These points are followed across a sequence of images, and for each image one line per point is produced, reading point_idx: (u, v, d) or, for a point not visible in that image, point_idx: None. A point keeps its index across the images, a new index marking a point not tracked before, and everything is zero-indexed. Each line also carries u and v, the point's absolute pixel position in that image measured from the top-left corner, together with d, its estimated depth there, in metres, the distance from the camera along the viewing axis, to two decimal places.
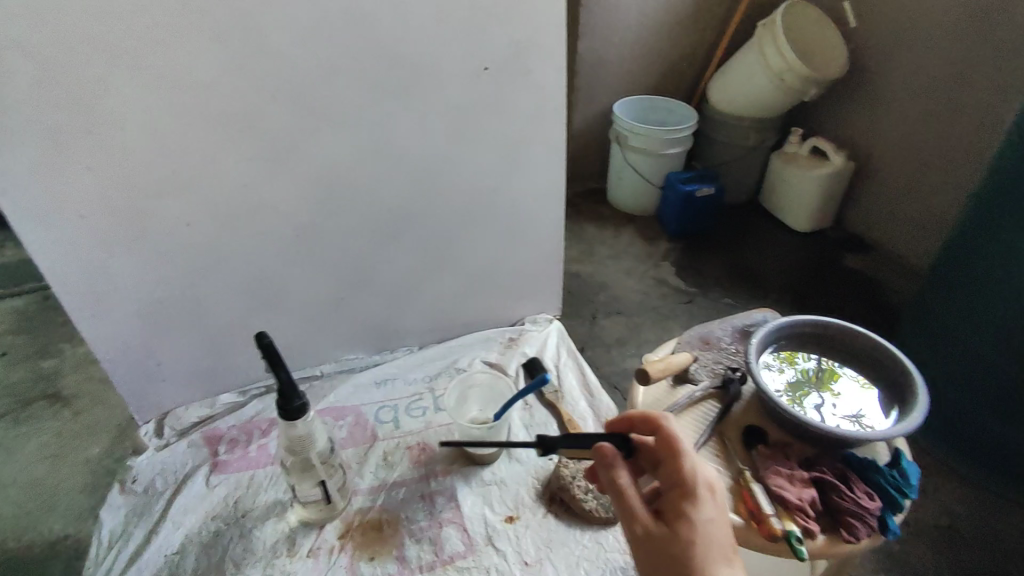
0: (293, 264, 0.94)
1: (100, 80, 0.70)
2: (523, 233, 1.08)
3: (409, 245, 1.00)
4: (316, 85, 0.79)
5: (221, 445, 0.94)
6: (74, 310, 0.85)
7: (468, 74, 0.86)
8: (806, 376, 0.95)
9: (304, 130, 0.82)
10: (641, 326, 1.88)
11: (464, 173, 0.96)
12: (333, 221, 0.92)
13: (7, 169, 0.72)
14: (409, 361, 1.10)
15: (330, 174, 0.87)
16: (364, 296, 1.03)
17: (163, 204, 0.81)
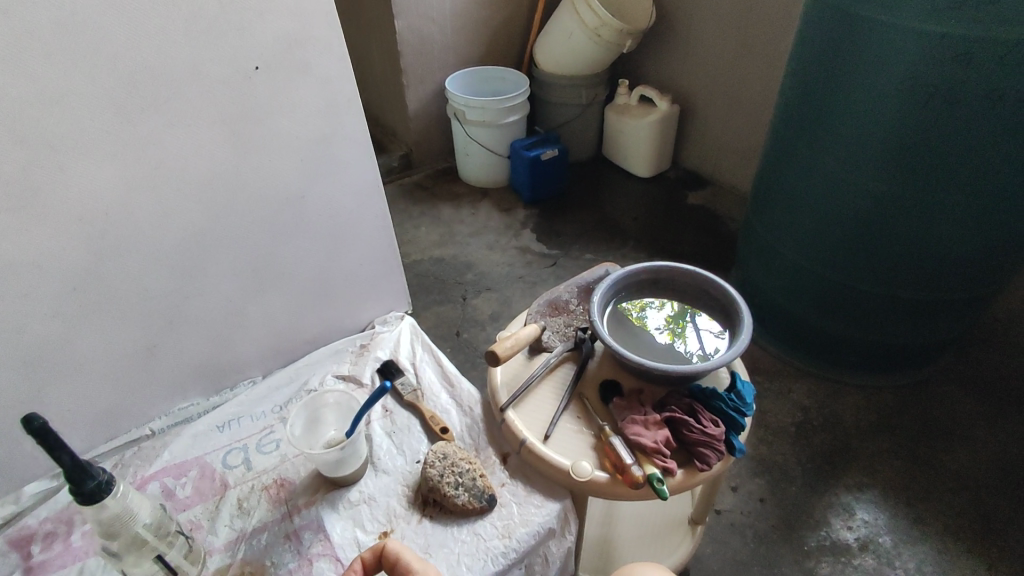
0: (80, 320, 0.81)
1: None
2: (346, 234, 1.03)
3: (220, 271, 0.91)
4: (51, 117, 0.68)
5: (34, 544, 0.81)
6: None
7: (237, 77, 0.78)
8: (671, 317, 0.99)
9: (47, 169, 0.70)
10: (512, 298, 1.89)
11: (260, 183, 0.88)
12: (117, 264, 0.81)
13: None
14: (252, 395, 1.01)
15: (96, 212, 0.76)
16: (181, 336, 0.93)
17: None
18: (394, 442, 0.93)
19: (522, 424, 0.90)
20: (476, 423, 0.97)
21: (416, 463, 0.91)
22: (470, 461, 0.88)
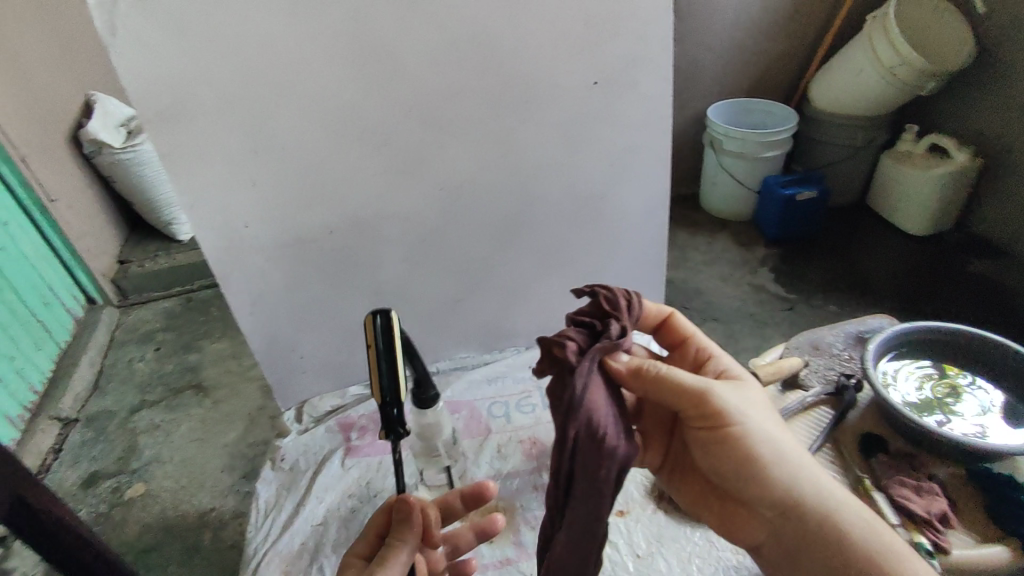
0: (420, 266, 1.03)
1: (266, 107, 0.82)
2: (625, 237, 1.13)
3: (521, 249, 1.08)
4: (444, 105, 0.89)
5: (353, 431, 1.04)
6: (236, 308, 0.98)
7: (578, 87, 0.93)
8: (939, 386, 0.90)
9: (433, 147, 0.92)
10: (738, 332, 1.84)
11: (570, 180, 1.02)
12: (454, 228, 1.01)
13: (198, 187, 0.85)
14: (517, 360, 1.16)
15: (454, 185, 0.97)
16: (479, 296, 1.11)
17: (316, 214, 0.93)
18: None
19: None
20: None
21: None
22: None
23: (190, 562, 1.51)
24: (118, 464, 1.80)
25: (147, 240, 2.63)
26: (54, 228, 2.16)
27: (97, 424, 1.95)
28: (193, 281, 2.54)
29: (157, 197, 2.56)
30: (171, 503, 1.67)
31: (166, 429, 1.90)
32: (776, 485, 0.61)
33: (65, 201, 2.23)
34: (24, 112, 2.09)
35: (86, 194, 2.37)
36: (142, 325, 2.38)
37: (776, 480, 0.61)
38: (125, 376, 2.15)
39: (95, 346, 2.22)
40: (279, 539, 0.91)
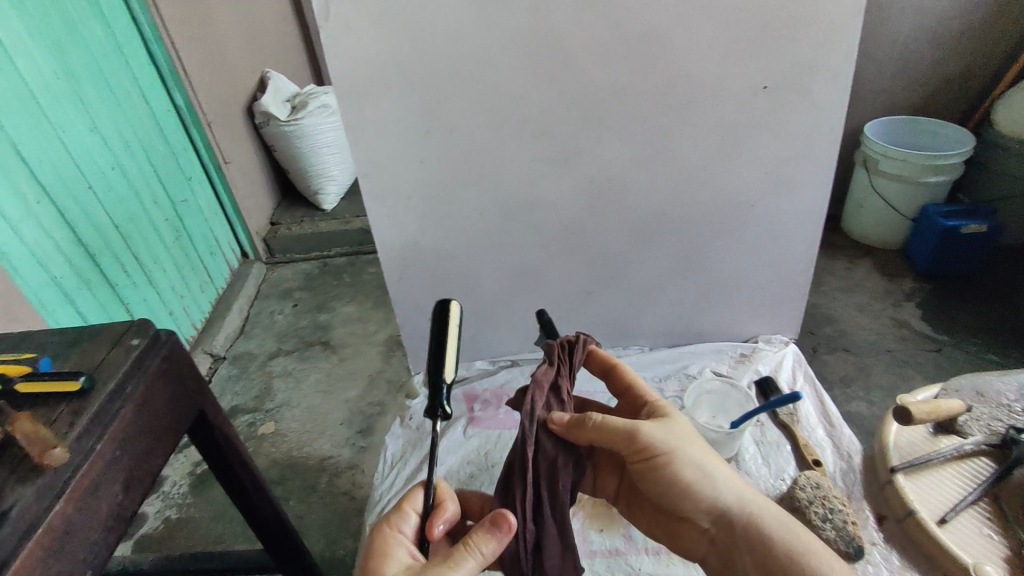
0: (558, 255, 1.07)
1: (442, 91, 0.88)
2: (769, 249, 1.09)
3: (659, 250, 1.08)
4: (607, 100, 0.90)
5: (477, 403, 1.10)
6: (388, 273, 1.07)
7: (746, 92, 0.91)
8: None
9: (589, 141, 0.94)
10: (873, 368, 1.71)
11: (721, 186, 1.00)
12: (596, 222, 1.03)
13: (373, 159, 0.93)
14: (639, 359, 1.16)
15: (604, 180, 0.98)
16: (610, 290, 1.13)
17: (472, 195, 0.99)
18: (762, 453, 0.96)
19: (915, 495, 0.84)
20: (852, 471, 0.94)
21: (780, 480, 0.93)
22: (843, 504, 0.86)
23: (307, 500, 1.66)
24: (255, 402, 2.01)
25: (295, 206, 2.89)
26: (225, 187, 2.45)
27: (240, 363, 2.19)
28: (331, 247, 2.76)
29: (309, 167, 2.76)
30: (295, 444, 1.84)
31: (296, 377, 2.10)
32: (705, 501, 0.70)
33: (236, 164, 2.52)
34: (213, 83, 2.37)
35: (251, 160, 2.66)
36: (284, 282, 2.62)
37: (705, 498, 0.70)
38: (266, 325, 2.38)
39: (246, 295, 2.49)
40: (403, 489, 0.99)
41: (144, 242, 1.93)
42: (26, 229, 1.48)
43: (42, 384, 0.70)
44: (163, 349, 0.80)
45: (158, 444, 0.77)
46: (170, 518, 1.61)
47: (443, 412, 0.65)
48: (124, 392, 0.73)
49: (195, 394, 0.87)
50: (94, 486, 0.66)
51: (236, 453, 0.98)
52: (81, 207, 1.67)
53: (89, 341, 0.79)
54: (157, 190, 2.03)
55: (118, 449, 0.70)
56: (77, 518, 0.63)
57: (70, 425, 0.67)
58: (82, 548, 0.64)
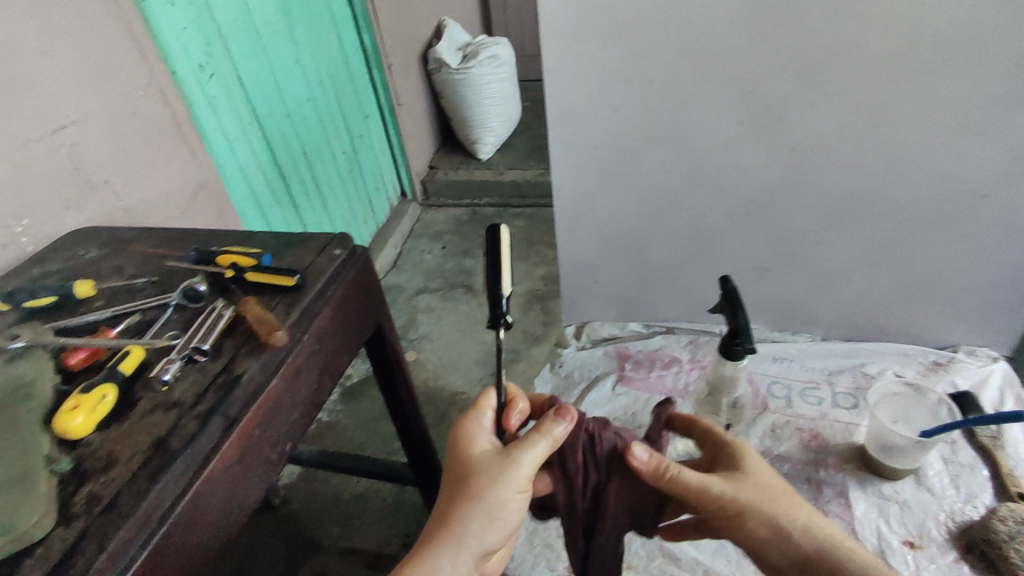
0: (738, 225, 1.01)
1: (649, 40, 0.84)
2: (994, 248, 0.95)
3: (856, 232, 0.98)
4: (831, 62, 0.81)
5: (628, 363, 1.09)
6: (559, 221, 1.08)
7: (1008, 64, 0.77)
8: None
9: (800, 105, 0.86)
10: None
11: (949, 169, 0.88)
12: (789, 195, 0.96)
13: (566, 105, 0.93)
14: (810, 348, 1.08)
15: (808, 149, 0.90)
16: (788, 269, 1.05)
17: (658, 151, 0.95)
18: (951, 472, 0.86)
19: None
20: None
21: (970, 507, 0.83)
22: None
23: (440, 427, 1.78)
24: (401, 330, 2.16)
25: (453, 153, 3.00)
26: (396, 128, 2.60)
27: (392, 293, 2.36)
28: (482, 196, 2.85)
29: (472, 117, 2.84)
30: (433, 375, 1.96)
31: (439, 314, 2.22)
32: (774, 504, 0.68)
33: (407, 107, 2.66)
34: (396, 27, 2.49)
35: (420, 106, 2.79)
36: (436, 224, 2.76)
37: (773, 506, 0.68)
38: (416, 262, 2.53)
39: (402, 231, 2.66)
40: None
41: (325, 171, 2.11)
42: (238, 148, 1.67)
43: (266, 276, 0.79)
44: (358, 262, 0.87)
45: (344, 347, 0.85)
46: (322, 419, 1.80)
47: (505, 321, 0.74)
48: (326, 294, 0.81)
49: (377, 309, 0.94)
50: (297, 373, 0.73)
51: (399, 369, 1.06)
52: (280, 133, 1.86)
53: (299, 246, 0.88)
54: (340, 124, 2.20)
55: (316, 344, 0.77)
56: (282, 397, 0.71)
57: (285, 315, 0.75)
58: (284, 424, 0.72)
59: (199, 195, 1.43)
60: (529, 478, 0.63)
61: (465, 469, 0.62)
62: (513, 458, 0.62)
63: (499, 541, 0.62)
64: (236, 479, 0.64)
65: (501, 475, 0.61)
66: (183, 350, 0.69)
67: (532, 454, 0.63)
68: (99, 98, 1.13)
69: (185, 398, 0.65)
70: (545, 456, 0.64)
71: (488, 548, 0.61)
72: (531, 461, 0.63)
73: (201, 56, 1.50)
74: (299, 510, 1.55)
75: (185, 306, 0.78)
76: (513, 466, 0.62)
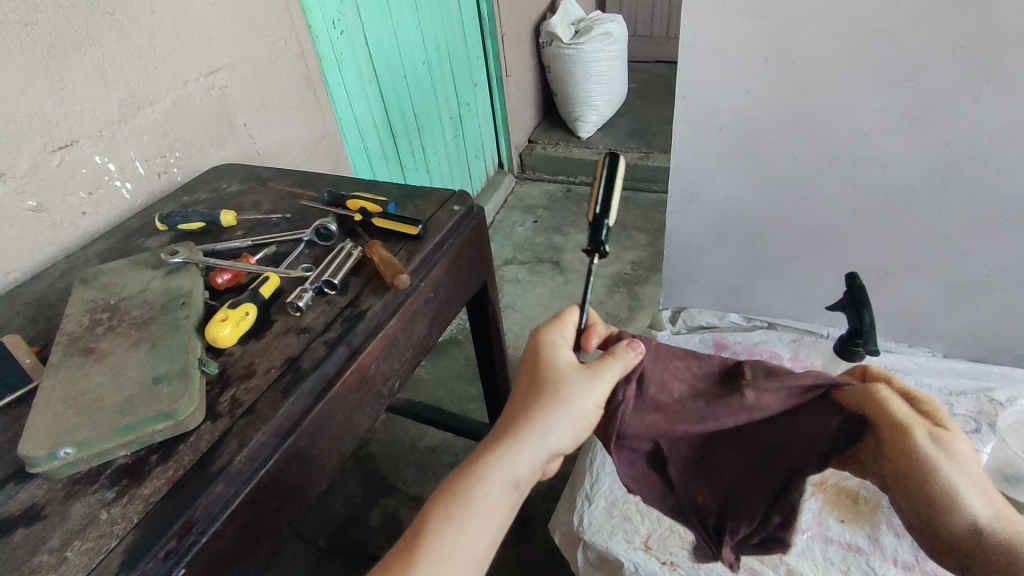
0: (866, 223, 0.95)
1: (800, 18, 0.81)
2: None
3: (1002, 244, 0.90)
4: (1007, 52, 0.74)
5: (725, 353, 1.06)
6: (671, 202, 1.07)
7: None
8: None
9: (960, 99, 0.80)
10: None
11: None
12: (930, 196, 0.89)
13: (697, 82, 0.91)
14: (929, 364, 1.02)
15: (961, 148, 0.83)
16: (915, 277, 0.99)
17: (789, 137, 0.91)
18: None
19: None
20: None
21: None
22: None
23: None
24: None
25: (553, 129, 3.00)
26: (501, 99, 2.62)
27: None
28: (578, 174, 2.83)
29: (577, 94, 2.81)
30: (513, 344, 1.99)
31: (524, 286, 2.25)
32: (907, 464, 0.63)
33: (514, 79, 2.67)
34: None
35: (527, 78, 2.80)
36: (528, 198, 2.78)
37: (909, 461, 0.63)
38: (506, 233, 2.57)
39: (496, 201, 2.70)
40: None
41: (431, 135, 2.17)
42: (357, 105, 1.75)
43: (390, 223, 0.83)
44: (474, 221, 0.91)
45: (453, 301, 0.89)
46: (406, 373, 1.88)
47: (603, 249, 0.66)
48: (444, 247, 0.85)
49: (485, 270, 0.98)
50: (412, 316, 0.78)
51: (498, 334, 1.10)
52: (395, 93, 1.92)
53: (421, 199, 0.92)
54: (450, 90, 2.25)
55: (431, 292, 0.81)
56: (397, 337, 0.75)
57: (407, 260, 0.79)
58: (395, 364, 0.76)
59: (320, 145, 1.51)
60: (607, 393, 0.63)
61: (545, 374, 0.61)
62: (595, 374, 0.62)
63: (569, 447, 0.61)
64: (352, 405, 0.69)
65: (586, 388, 0.61)
66: (315, 282, 0.75)
67: (612, 371, 0.63)
68: (248, 45, 1.21)
69: (315, 324, 0.70)
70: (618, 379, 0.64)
71: (559, 450, 0.60)
72: (611, 376, 0.63)
73: (334, 13, 1.58)
74: (378, 453, 1.64)
75: (315, 242, 0.84)
76: (596, 380, 0.62)
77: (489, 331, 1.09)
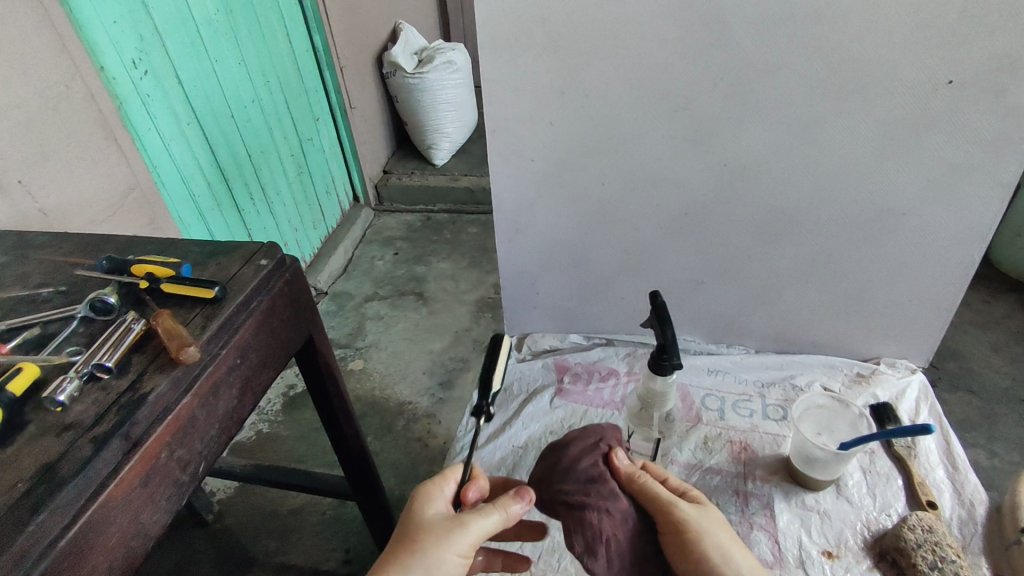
0: (674, 239, 1.02)
1: (585, 54, 0.85)
2: (912, 264, 0.99)
3: (787, 249, 1.00)
4: (762, 80, 0.83)
5: (567, 375, 1.09)
6: (499, 233, 1.08)
7: (925, 87, 0.81)
8: None
9: (731, 124, 0.88)
10: (999, 417, 1.59)
11: (871, 189, 0.91)
12: (722, 210, 0.97)
13: (504, 116, 0.93)
14: (743, 360, 1.11)
15: (739, 166, 0.92)
16: (722, 284, 1.08)
17: (595, 164, 0.96)
18: (868, 481, 0.89)
19: None
20: (973, 521, 0.86)
21: (886, 515, 0.86)
22: (957, 554, 0.79)
23: (385, 439, 1.74)
24: (348, 338, 2.11)
25: (408, 158, 2.97)
26: (348, 132, 2.55)
27: (339, 300, 2.30)
28: (436, 202, 2.83)
29: (427, 123, 2.81)
30: (379, 385, 1.92)
31: (387, 322, 2.18)
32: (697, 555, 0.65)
33: (360, 110, 2.61)
34: (349, 29, 2.46)
35: (374, 109, 2.75)
36: (387, 230, 2.72)
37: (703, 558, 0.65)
38: (366, 268, 2.49)
39: (353, 236, 2.61)
40: (484, 446, 1.00)
41: (270, 174, 2.05)
42: (176, 149, 1.61)
43: (181, 286, 0.75)
44: (286, 272, 0.84)
45: (269, 361, 0.82)
46: (262, 431, 1.74)
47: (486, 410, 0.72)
48: (250, 306, 0.78)
49: (308, 321, 0.91)
50: (214, 387, 0.70)
51: (337, 386, 1.04)
52: (222, 134, 1.79)
53: (224, 255, 0.85)
54: (288, 126, 2.14)
55: (237, 358, 0.74)
56: (195, 416, 0.67)
57: (202, 329, 0.71)
58: (195, 446, 0.68)
59: (129, 197, 1.36)
60: (473, 547, 0.62)
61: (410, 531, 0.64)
62: (463, 523, 0.63)
63: None
64: (138, 505, 0.60)
65: (448, 535, 0.62)
66: (84, 367, 0.65)
67: (481, 521, 0.63)
68: (15, 93, 1.06)
69: (81, 419, 0.61)
70: (494, 529, 0.64)
71: None
72: (479, 529, 0.63)
73: (134, 52, 1.44)
74: (233, 525, 1.49)
75: (92, 318, 0.74)
76: (460, 530, 0.62)
77: (325, 382, 1.03)
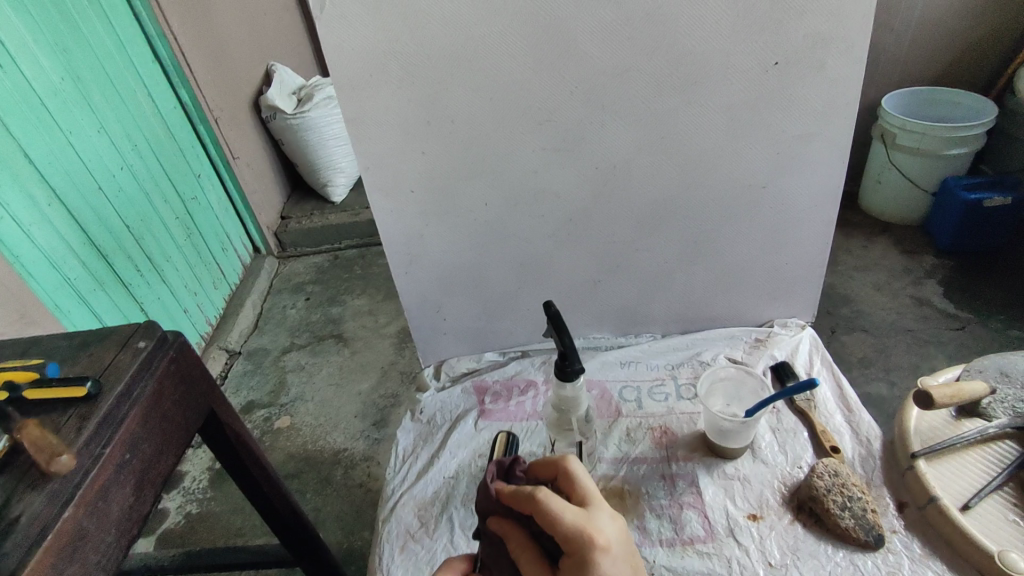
0: (565, 244, 1.05)
1: (441, 81, 0.86)
2: (781, 230, 1.06)
3: (669, 236, 1.06)
4: (612, 83, 0.87)
5: (487, 396, 1.09)
6: (394, 267, 1.07)
7: (757, 70, 0.87)
8: None
9: (594, 126, 0.91)
10: (891, 349, 1.73)
11: (729, 170, 0.98)
12: (603, 210, 1.01)
13: (374, 153, 0.92)
14: (652, 347, 1.15)
15: (609, 167, 0.96)
16: (618, 279, 1.12)
17: (474, 186, 0.97)
18: (778, 440, 0.95)
19: (936, 481, 0.84)
20: (872, 456, 0.93)
21: (798, 468, 0.92)
22: (862, 490, 0.85)
23: (324, 492, 1.68)
24: (270, 396, 2.02)
25: (305, 199, 2.89)
26: (234, 183, 2.44)
27: (254, 358, 2.20)
28: (341, 239, 2.77)
29: (319, 162, 2.75)
30: (310, 439, 1.84)
31: (309, 370, 2.11)
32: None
33: (245, 159, 2.52)
34: (218, 77, 2.36)
35: (260, 154, 2.66)
36: (295, 276, 2.64)
37: None
38: (278, 320, 2.39)
39: (258, 288, 2.51)
40: (415, 484, 0.98)
41: (155, 240, 1.93)
42: (39, 234, 1.49)
43: (46, 390, 0.70)
44: (170, 350, 0.78)
45: (169, 447, 0.76)
46: (190, 513, 1.63)
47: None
48: (132, 395, 0.72)
49: (206, 395, 0.86)
50: (104, 490, 0.65)
51: (251, 454, 0.99)
52: (90, 208, 1.66)
53: (96, 344, 0.79)
54: (166, 187, 2.03)
55: (126, 453, 0.69)
56: (83, 527, 0.62)
57: (78, 432, 0.66)
58: (89, 558, 0.63)
59: None
60: None
61: None
62: None
63: None
64: None
65: None
66: None
67: None
68: None
69: None
70: None
71: None
72: None
73: None
74: None
75: None
76: None
77: (237, 452, 0.97)
